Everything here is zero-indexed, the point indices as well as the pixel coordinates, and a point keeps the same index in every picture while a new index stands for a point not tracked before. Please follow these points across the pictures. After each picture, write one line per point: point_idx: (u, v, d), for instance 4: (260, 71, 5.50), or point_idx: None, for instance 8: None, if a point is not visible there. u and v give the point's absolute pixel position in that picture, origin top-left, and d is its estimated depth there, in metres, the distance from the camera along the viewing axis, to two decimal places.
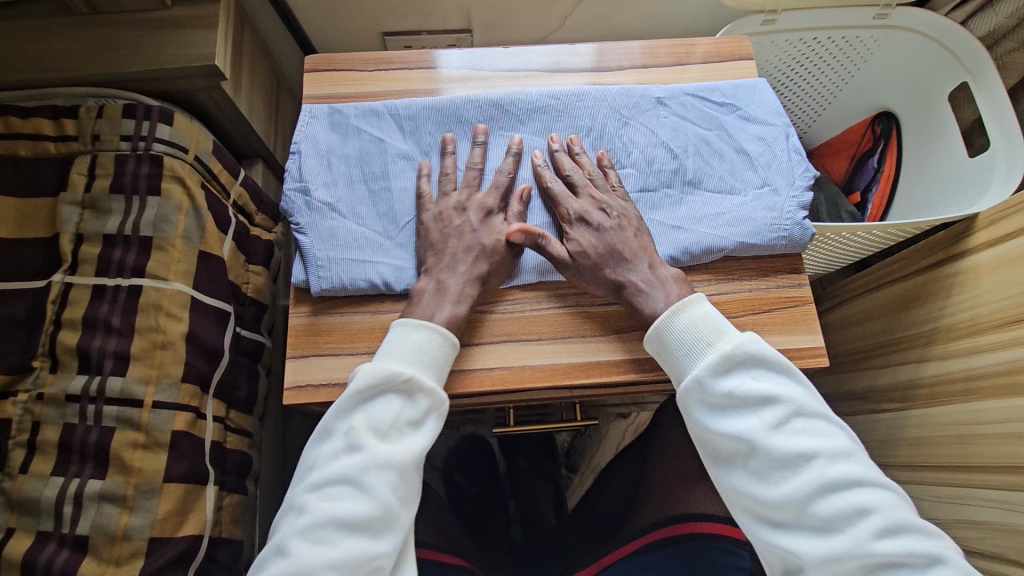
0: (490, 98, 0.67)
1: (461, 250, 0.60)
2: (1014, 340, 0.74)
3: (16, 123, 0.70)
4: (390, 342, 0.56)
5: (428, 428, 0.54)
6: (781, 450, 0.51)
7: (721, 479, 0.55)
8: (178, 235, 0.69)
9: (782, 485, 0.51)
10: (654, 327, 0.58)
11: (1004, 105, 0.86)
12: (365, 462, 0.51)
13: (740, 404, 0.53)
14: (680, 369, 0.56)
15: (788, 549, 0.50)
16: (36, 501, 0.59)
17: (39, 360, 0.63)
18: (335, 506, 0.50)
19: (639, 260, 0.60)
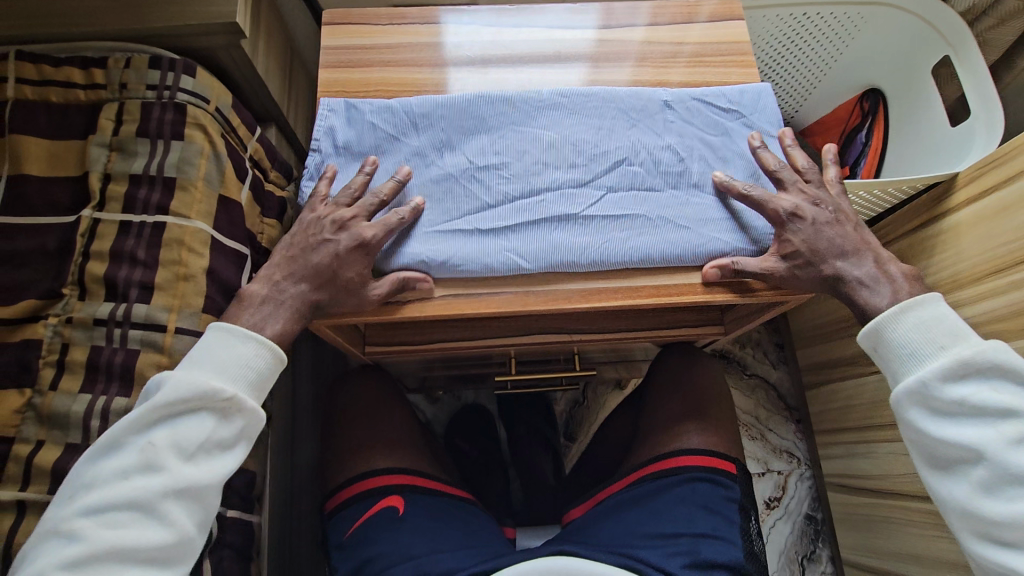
0: (503, 98, 0.69)
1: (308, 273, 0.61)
2: (994, 290, 0.78)
3: (48, 71, 0.74)
4: (206, 347, 0.59)
5: (233, 452, 0.59)
6: (1014, 464, 0.55)
7: (939, 487, 0.60)
8: (200, 177, 0.73)
9: (1012, 500, 0.56)
10: (873, 324, 0.61)
11: (984, 76, 0.91)
12: (163, 487, 0.55)
13: (978, 418, 0.57)
14: (904, 370, 0.61)
15: (1011, 564, 0.55)
16: (65, 415, 0.62)
17: (68, 288, 0.67)
18: (123, 533, 0.53)
19: (861, 255, 0.63)
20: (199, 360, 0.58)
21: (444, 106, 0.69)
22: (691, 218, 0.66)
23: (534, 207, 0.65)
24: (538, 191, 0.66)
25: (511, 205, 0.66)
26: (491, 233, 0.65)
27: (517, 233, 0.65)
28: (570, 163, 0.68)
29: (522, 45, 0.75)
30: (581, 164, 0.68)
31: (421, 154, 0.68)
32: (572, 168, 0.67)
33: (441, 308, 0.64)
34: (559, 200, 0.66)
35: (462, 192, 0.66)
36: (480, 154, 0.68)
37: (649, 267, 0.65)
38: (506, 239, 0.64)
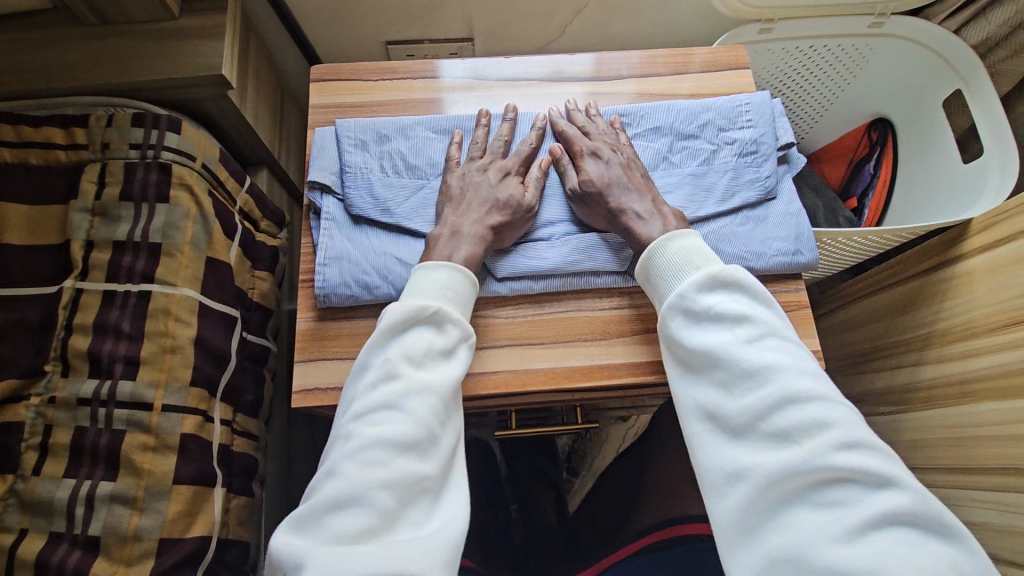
0: (550, 285, 0.63)
1: (479, 202, 0.62)
2: (1008, 344, 0.74)
3: (27, 132, 0.71)
4: (413, 282, 0.57)
5: (450, 339, 0.55)
6: (749, 362, 0.50)
7: (685, 393, 0.54)
8: (186, 241, 0.71)
9: (745, 397, 0.50)
10: (644, 254, 0.59)
11: (999, 113, 0.86)
12: (405, 388, 0.50)
13: (725, 311, 0.53)
14: (665, 293, 0.57)
15: (741, 458, 0.48)
16: (48, 502, 0.60)
17: (51, 364, 0.65)
18: (384, 429, 0.49)
19: (643, 192, 0.62)
20: (407, 293, 0.56)
21: (479, 273, 0.62)
22: (674, 127, 0.69)
23: (521, 125, 0.68)
24: (548, 160, 0.67)
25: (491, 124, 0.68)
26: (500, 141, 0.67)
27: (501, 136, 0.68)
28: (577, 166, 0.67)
29: (516, 99, 0.72)
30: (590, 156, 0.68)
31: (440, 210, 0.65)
32: (551, 133, 0.68)
33: None
34: (553, 150, 0.67)
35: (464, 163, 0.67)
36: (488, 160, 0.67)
37: (656, 341, 0.61)
38: (510, 135, 0.68)
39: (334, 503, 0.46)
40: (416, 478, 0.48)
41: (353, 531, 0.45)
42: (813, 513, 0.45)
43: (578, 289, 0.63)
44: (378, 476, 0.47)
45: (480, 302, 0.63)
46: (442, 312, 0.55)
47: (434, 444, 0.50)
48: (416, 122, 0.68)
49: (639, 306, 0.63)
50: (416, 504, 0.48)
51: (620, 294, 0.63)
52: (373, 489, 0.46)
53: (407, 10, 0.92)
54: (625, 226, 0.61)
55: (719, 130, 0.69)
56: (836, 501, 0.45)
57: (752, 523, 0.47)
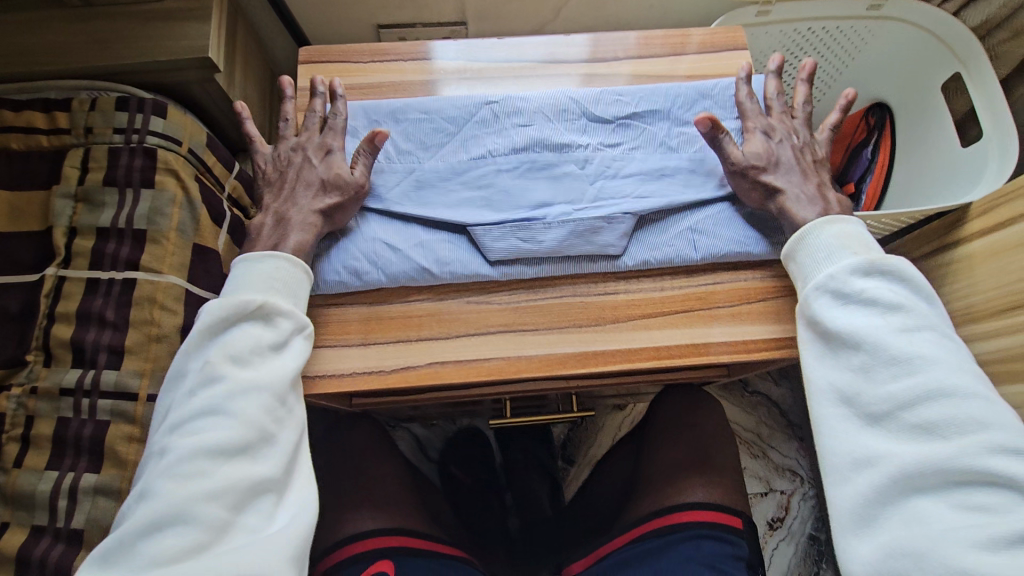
0: (546, 269, 0.61)
1: (299, 184, 0.61)
2: (1007, 329, 0.73)
3: (8, 117, 0.70)
4: (234, 280, 0.56)
5: (282, 334, 0.53)
6: (901, 350, 0.50)
7: (818, 373, 0.54)
8: (172, 228, 0.69)
9: (891, 383, 0.49)
10: (797, 233, 0.58)
11: (998, 95, 0.84)
12: (228, 391, 0.49)
13: (869, 296, 0.53)
14: (816, 271, 0.57)
15: (879, 443, 0.49)
16: (30, 495, 0.58)
17: (33, 354, 0.63)
18: (203, 437, 0.48)
19: (808, 174, 0.62)
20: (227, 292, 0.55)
21: (473, 257, 0.61)
22: (672, 110, 0.67)
23: (515, 107, 0.66)
24: (543, 142, 0.65)
25: (483, 106, 0.66)
26: (493, 125, 0.66)
27: (494, 118, 0.66)
28: (572, 147, 0.65)
29: (510, 81, 0.70)
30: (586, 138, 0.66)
31: (434, 193, 0.63)
32: (546, 114, 0.66)
33: (427, 376, 0.57)
34: (548, 132, 0.66)
35: (456, 145, 0.65)
36: (482, 141, 0.65)
37: (654, 327, 0.60)
38: (503, 117, 0.66)
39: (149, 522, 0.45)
40: (249, 483, 0.48)
41: (175, 550, 0.44)
42: (946, 509, 0.46)
43: (574, 273, 0.62)
44: (202, 487, 0.46)
45: (471, 288, 0.61)
46: (269, 305, 0.54)
47: (265, 446, 0.50)
48: (408, 104, 0.66)
49: (636, 291, 0.61)
50: (256, 509, 0.48)
51: (617, 280, 0.62)
52: (196, 501, 0.46)
53: None
54: (780, 207, 0.60)
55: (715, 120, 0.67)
56: (979, 501, 0.45)
57: (879, 506, 0.48)
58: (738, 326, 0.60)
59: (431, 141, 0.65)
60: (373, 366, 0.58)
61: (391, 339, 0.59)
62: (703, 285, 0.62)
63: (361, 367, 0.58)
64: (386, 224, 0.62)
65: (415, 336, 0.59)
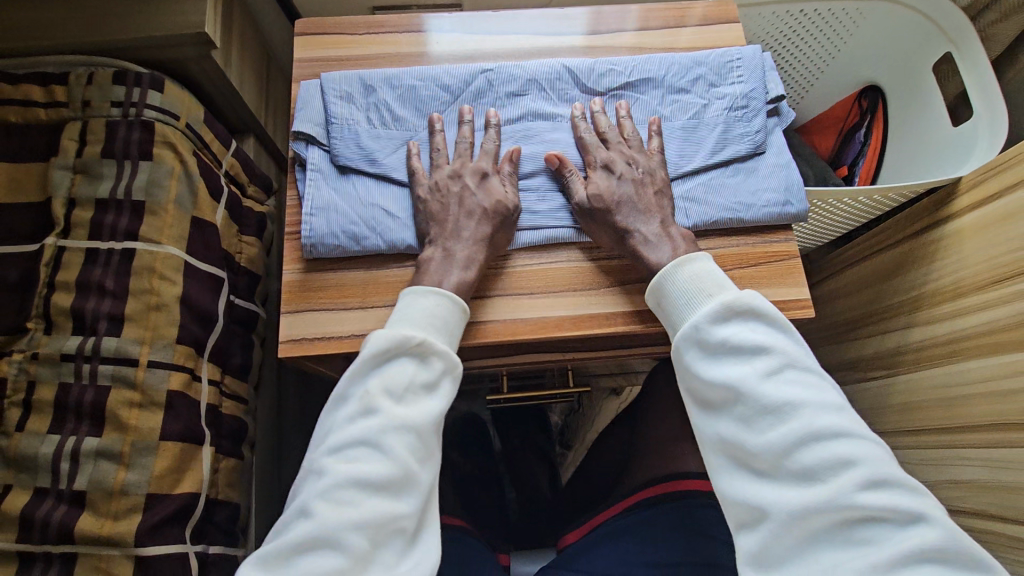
0: (541, 236, 0.63)
1: (463, 215, 0.60)
2: (998, 300, 0.75)
3: (6, 90, 0.70)
4: (404, 307, 0.55)
5: (426, 371, 0.52)
6: (768, 398, 0.48)
7: (703, 429, 0.52)
8: (170, 200, 0.70)
9: (766, 433, 0.48)
10: (656, 279, 0.57)
11: (988, 73, 0.86)
12: (383, 425, 0.48)
13: (739, 339, 0.50)
14: (679, 319, 0.55)
15: (764, 497, 0.47)
16: (32, 458, 0.59)
17: (33, 321, 0.64)
18: (360, 469, 0.47)
19: (650, 213, 0.60)
20: (394, 320, 0.54)
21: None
22: (666, 78, 0.68)
23: (510, 74, 0.67)
24: (536, 112, 0.67)
25: (479, 75, 0.67)
26: (488, 95, 0.67)
27: (488, 88, 0.67)
28: (564, 117, 0.67)
29: (505, 55, 0.71)
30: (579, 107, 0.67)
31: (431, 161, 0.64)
32: (539, 84, 0.67)
33: None
34: (541, 102, 0.67)
35: (452, 115, 0.67)
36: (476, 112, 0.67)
37: (645, 289, 0.62)
38: (498, 87, 0.67)
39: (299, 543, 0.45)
40: (391, 521, 0.47)
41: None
42: (839, 550, 0.45)
43: (567, 241, 0.63)
44: (349, 517, 0.46)
45: None
46: (427, 344, 0.52)
47: (409, 480, 0.49)
48: (404, 72, 0.67)
49: (628, 257, 0.63)
50: (390, 546, 0.48)
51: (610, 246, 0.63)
52: (345, 530, 0.46)
53: None
54: (631, 249, 0.59)
55: (709, 86, 0.68)
56: (866, 539, 0.44)
57: (777, 559, 0.46)
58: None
59: (427, 110, 0.66)
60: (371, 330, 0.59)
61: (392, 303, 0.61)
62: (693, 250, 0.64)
63: (361, 329, 0.60)
64: (385, 191, 0.63)
65: None
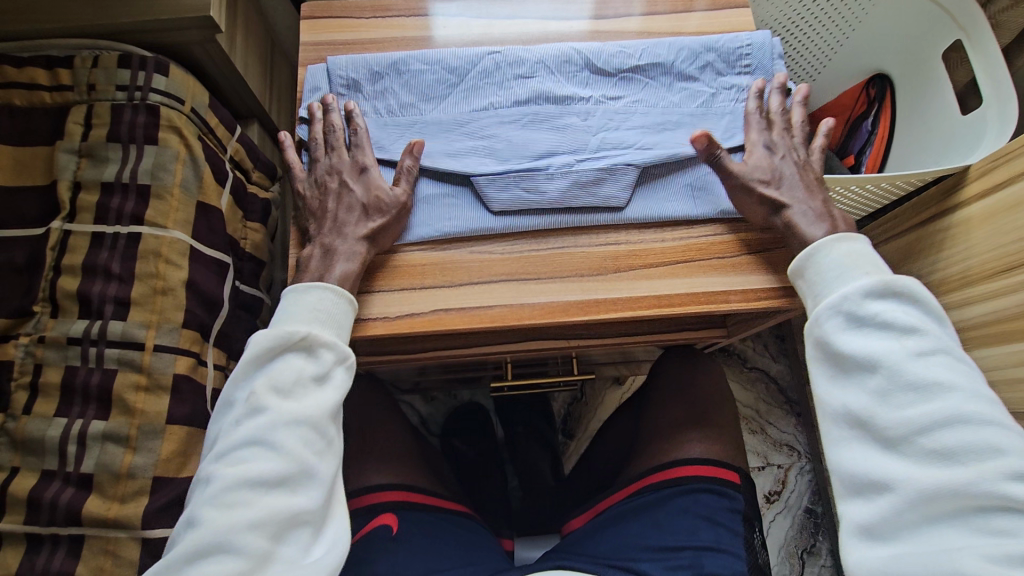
0: (549, 220, 0.62)
1: (343, 211, 0.60)
2: (1010, 288, 0.74)
3: (11, 72, 0.70)
4: (286, 305, 0.55)
5: (321, 363, 0.52)
6: (914, 375, 0.48)
7: (828, 398, 0.53)
8: (176, 184, 0.70)
9: (906, 408, 0.48)
10: (806, 251, 0.57)
11: (998, 61, 0.85)
12: (273, 421, 0.49)
13: (886, 320, 0.51)
14: (824, 291, 0.55)
15: (887, 471, 0.48)
16: (39, 441, 0.59)
17: (39, 305, 0.64)
18: (248, 468, 0.48)
19: (811, 192, 0.61)
20: (281, 318, 0.54)
21: (477, 210, 0.62)
22: (675, 64, 0.68)
23: (516, 58, 0.67)
24: (546, 95, 0.66)
25: (487, 58, 0.67)
26: (498, 78, 0.66)
27: (496, 72, 0.66)
28: (574, 99, 0.66)
29: (512, 38, 0.71)
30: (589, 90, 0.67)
31: (438, 144, 0.64)
32: (548, 68, 0.67)
33: (430, 322, 0.58)
34: (550, 84, 0.67)
35: (461, 96, 0.66)
36: (483, 93, 0.66)
37: (654, 276, 0.61)
38: (508, 70, 0.67)
39: (199, 544, 0.46)
40: (291, 516, 0.48)
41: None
42: (966, 535, 0.45)
43: (575, 225, 0.62)
44: (240, 518, 0.46)
45: (477, 240, 0.62)
46: (313, 337, 0.53)
47: (308, 473, 0.50)
48: (410, 56, 0.67)
49: (636, 242, 0.62)
50: (292, 541, 0.49)
51: (618, 232, 0.63)
52: (240, 532, 0.46)
53: None
54: (785, 222, 0.60)
55: (717, 74, 0.68)
56: (1004, 530, 0.44)
57: (892, 534, 0.47)
58: (736, 276, 0.61)
59: (433, 93, 0.66)
60: (377, 313, 0.59)
61: (396, 288, 0.60)
62: (702, 236, 0.63)
63: (365, 314, 0.59)
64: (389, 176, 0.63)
65: (419, 285, 0.60)
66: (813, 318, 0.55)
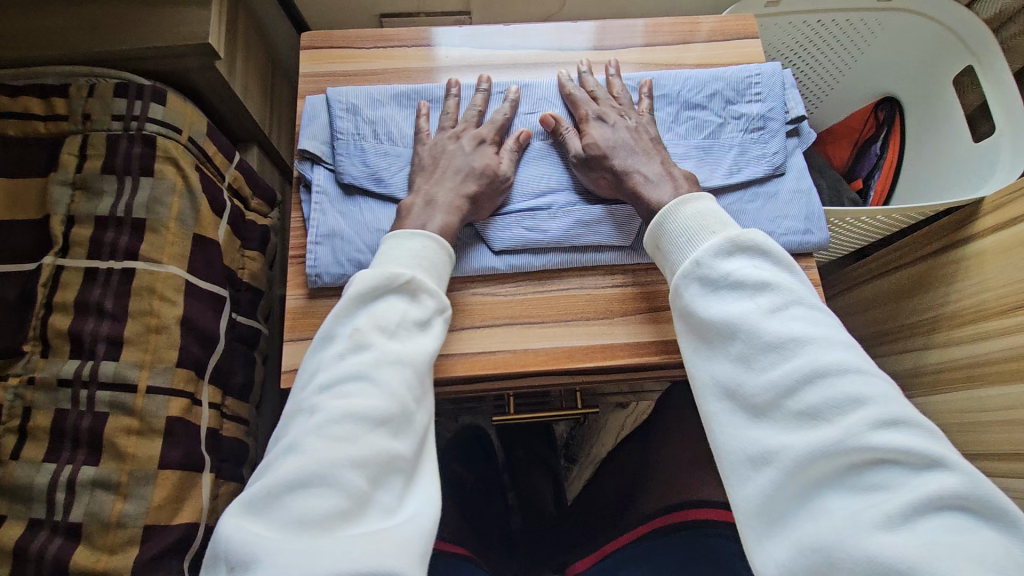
0: (552, 260, 0.60)
1: (451, 171, 0.59)
2: (1016, 327, 0.72)
3: (4, 102, 0.68)
4: (388, 248, 0.53)
5: (425, 309, 0.50)
6: (769, 331, 0.45)
7: (700, 369, 0.49)
8: (172, 217, 0.68)
9: (767, 371, 0.44)
10: (656, 219, 0.55)
11: (1010, 90, 0.83)
12: (377, 359, 0.46)
13: (752, 273, 0.48)
14: (677, 257, 0.52)
15: (767, 442, 0.43)
16: (27, 488, 0.57)
17: (30, 344, 0.62)
18: (351, 402, 0.44)
19: (650, 155, 0.59)
20: (381, 260, 0.52)
21: (479, 249, 0.60)
22: (681, 93, 0.66)
23: (518, 91, 0.65)
24: (548, 128, 0.64)
25: (488, 89, 0.65)
26: (499, 111, 0.64)
27: (497, 105, 0.65)
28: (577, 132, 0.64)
29: (517, 69, 0.69)
30: None
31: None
32: (551, 100, 0.65)
33: (432, 369, 0.56)
34: (553, 118, 0.65)
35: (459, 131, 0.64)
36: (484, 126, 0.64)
37: (662, 321, 0.59)
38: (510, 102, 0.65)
39: (295, 480, 0.41)
40: (387, 457, 0.43)
41: (322, 514, 0.40)
42: (849, 498, 0.40)
43: (580, 267, 0.61)
44: (346, 453, 0.42)
45: (479, 279, 0.60)
46: (417, 280, 0.51)
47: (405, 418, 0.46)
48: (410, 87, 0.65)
49: (642, 284, 0.60)
50: (388, 489, 0.44)
51: (623, 272, 0.61)
52: (339, 466, 0.41)
53: None
54: (631, 191, 0.58)
55: (726, 103, 0.66)
56: (883, 488, 0.39)
57: (782, 511, 0.42)
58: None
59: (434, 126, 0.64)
60: None
61: None
62: None
63: None
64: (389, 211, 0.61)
65: None
66: (674, 291, 0.52)
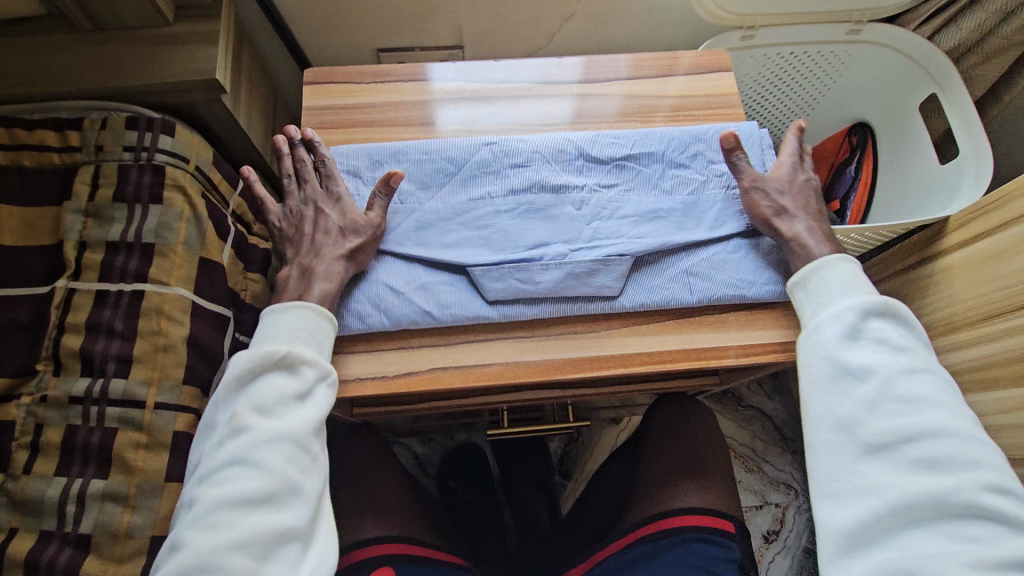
0: (545, 310, 0.63)
1: (321, 234, 0.63)
2: (983, 337, 0.76)
3: (22, 135, 0.72)
4: (264, 326, 0.59)
5: (305, 382, 0.56)
6: (908, 390, 0.53)
7: (820, 404, 0.56)
8: (180, 241, 0.71)
9: (900, 420, 0.52)
10: (809, 265, 0.62)
11: (972, 115, 0.88)
12: (255, 441, 0.52)
13: (881, 345, 0.56)
14: (827, 304, 0.60)
15: (884, 477, 0.51)
16: (39, 501, 0.60)
17: (43, 364, 0.65)
18: (231, 489, 0.51)
19: (800, 214, 0.65)
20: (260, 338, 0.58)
21: (473, 299, 0.63)
22: (666, 153, 0.70)
23: (512, 147, 0.70)
24: (539, 185, 0.68)
25: (483, 148, 0.70)
26: (493, 172, 0.69)
27: (492, 167, 0.69)
28: (566, 189, 0.68)
29: (506, 103, 0.75)
30: (579, 177, 0.69)
31: (434, 235, 0.66)
32: (542, 159, 0.70)
33: (426, 382, 0.61)
34: (545, 174, 0.69)
35: (454, 188, 0.68)
36: (481, 182, 0.68)
37: (645, 333, 0.64)
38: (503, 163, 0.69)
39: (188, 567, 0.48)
40: (271, 533, 0.50)
41: None
42: (942, 538, 0.49)
43: (572, 313, 0.64)
44: (224, 539, 0.49)
45: (473, 326, 0.63)
46: (293, 355, 0.56)
47: (293, 492, 0.52)
48: (410, 145, 0.70)
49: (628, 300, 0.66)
50: (279, 559, 0.51)
51: (612, 315, 0.64)
52: (224, 552, 0.49)
53: (398, 17, 0.96)
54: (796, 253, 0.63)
55: (709, 161, 0.70)
56: (972, 536, 0.48)
57: (876, 536, 0.50)
58: (723, 332, 0.64)
59: (432, 181, 0.68)
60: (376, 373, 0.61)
61: (392, 348, 0.63)
62: None
63: (365, 374, 0.61)
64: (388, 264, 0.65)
65: (416, 344, 0.63)
66: (806, 334, 0.60)
